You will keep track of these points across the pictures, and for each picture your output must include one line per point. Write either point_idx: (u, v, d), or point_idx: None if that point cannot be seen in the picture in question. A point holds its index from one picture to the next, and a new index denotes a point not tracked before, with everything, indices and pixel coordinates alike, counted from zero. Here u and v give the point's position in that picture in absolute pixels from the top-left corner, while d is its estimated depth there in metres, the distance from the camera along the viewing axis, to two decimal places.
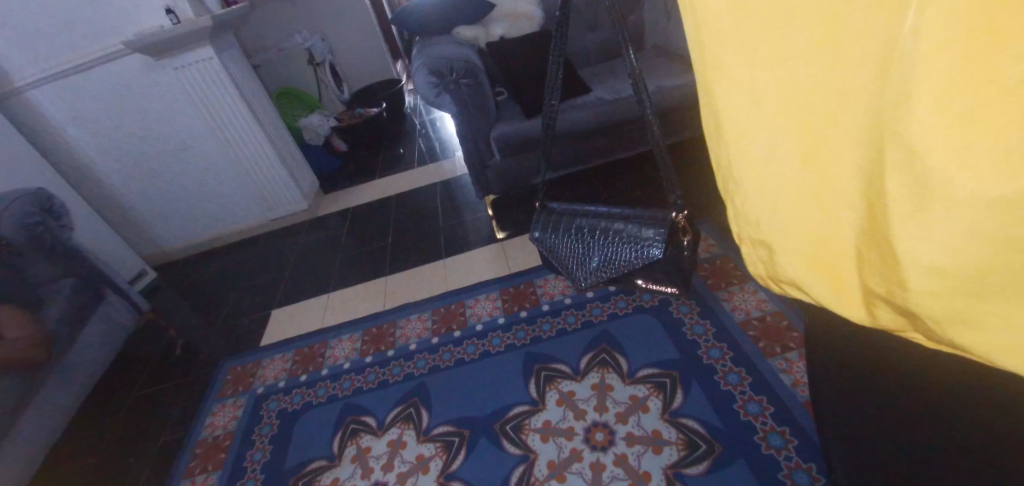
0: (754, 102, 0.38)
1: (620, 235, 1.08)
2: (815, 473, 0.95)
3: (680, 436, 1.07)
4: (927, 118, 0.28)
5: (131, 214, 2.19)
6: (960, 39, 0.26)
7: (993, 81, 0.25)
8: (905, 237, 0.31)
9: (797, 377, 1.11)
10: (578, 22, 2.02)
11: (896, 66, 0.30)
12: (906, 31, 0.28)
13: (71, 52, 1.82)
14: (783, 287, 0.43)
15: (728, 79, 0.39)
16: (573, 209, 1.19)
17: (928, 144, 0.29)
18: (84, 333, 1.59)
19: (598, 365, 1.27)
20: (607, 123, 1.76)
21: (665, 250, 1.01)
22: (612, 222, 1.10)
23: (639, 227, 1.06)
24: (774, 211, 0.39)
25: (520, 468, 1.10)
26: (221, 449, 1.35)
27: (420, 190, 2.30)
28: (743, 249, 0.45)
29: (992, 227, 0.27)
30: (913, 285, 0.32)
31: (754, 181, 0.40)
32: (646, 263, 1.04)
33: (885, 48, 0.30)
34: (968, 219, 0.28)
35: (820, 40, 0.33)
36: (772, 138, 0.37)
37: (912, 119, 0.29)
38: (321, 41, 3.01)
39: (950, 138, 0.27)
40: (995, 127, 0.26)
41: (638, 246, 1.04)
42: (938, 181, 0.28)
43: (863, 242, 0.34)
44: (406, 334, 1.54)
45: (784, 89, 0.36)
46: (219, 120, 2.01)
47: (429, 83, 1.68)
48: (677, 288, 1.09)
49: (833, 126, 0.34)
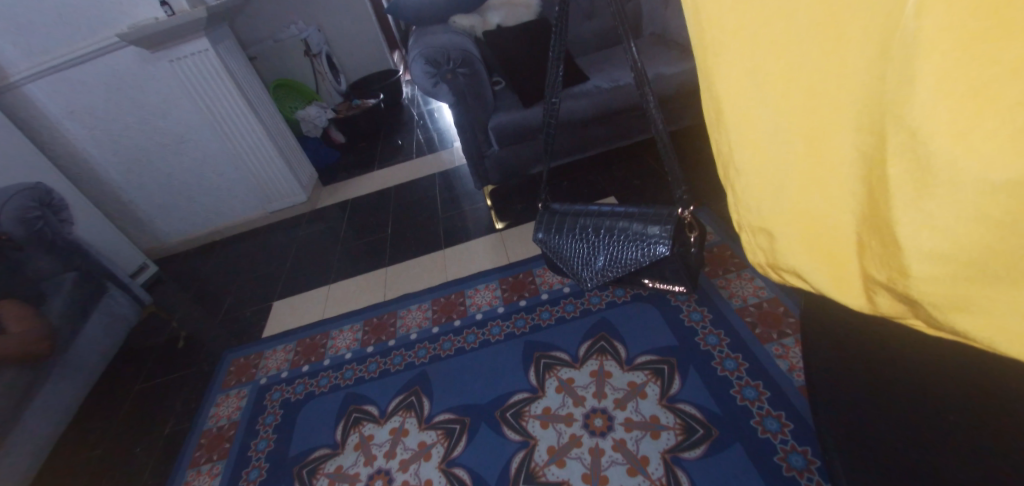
0: (754, 87, 0.37)
1: (626, 233, 1.09)
2: (810, 456, 0.97)
3: (678, 421, 1.10)
4: (931, 104, 0.28)
5: (129, 208, 2.19)
6: (966, 21, 0.26)
7: (998, 63, 0.25)
8: (907, 223, 0.31)
9: (793, 362, 1.14)
10: (575, 10, 2.01)
11: (898, 50, 0.29)
12: (908, 15, 0.28)
13: (65, 45, 1.80)
14: (782, 275, 0.43)
15: (726, 62, 0.39)
16: (575, 209, 1.21)
17: (931, 129, 0.29)
18: (86, 327, 1.60)
19: (597, 352, 1.29)
20: (605, 112, 1.76)
21: (672, 248, 1.02)
22: (617, 221, 1.12)
23: (645, 225, 1.06)
24: (775, 199, 0.39)
25: (520, 454, 1.12)
26: (226, 438, 1.38)
27: (419, 181, 2.31)
28: (743, 236, 0.45)
29: (995, 213, 0.27)
30: (915, 272, 0.32)
31: (753, 168, 0.40)
32: (652, 261, 1.05)
33: (888, 30, 0.30)
34: (973, 204, 0.28)
35: (821, 23, 0.33)
36: (773, 123, 0.37)
37: (915, 104, 0.29)
38: (316, 30, 2.98)
39: (953, 123, 0.28)
40: (998, 112, 0.26)
41: (644, 245, 1.05)
42: (940, 166, 0.29)
43: (865, 228, 0.35)
44: (407, 324, 1.56)
45: (784, 75, 0.35)
46: (216, 112, 2.00)
47: (427, 73, 1.67)
48: (685, 287, 1.12)
49: (835, 111, 0.34)
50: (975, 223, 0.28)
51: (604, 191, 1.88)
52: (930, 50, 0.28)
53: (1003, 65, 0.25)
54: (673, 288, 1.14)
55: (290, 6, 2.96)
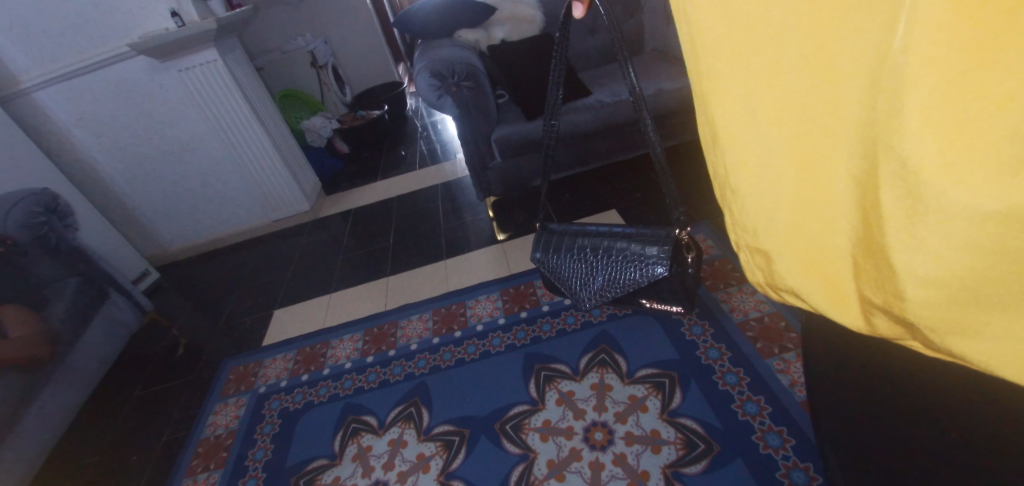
0: (751, 114, 0.38)
1: (623, 254, 1.09)
2: (812, 472, 0.97)
3: (679, 436, 1.09)
4: (918, 134, 0.29)
5: (133, 215, 2.20)
6: (948, 58, 0.27)
7: (982, 97, 0.26)
8: (902, 249, 0.32)
9: (794, 376, 1.14)
10: (578, 26, 2.04)
11: (886, 82, 0.31)
12: (894, 50, 0.29)
13: (76, 54, 1.83)
14: (781, 294, 0.43)
15: (723, 89, 0.40)
16: (573, 229, 1.21)
17: (919, 160, 0.29)
18: (87, 332, 1.60)
19: (597, 365, 1.29)
20: (607, 125, 1.78)
21: (669, 268, 1.03)
22: (615, 241, 1.12)
23: (642, 245, 1.07)
24: (772, 221, 0.40)
25: (520, 467, 1.11)
26: (222, 447, 1.37)
27: (422, 191, 2.33)
28: (742, 256, 0.46)
29: (983, 240, 0.28)
30: (909, 296, 0.32)
31: (750, 191, 0.40)
32: (651, 281, 1.05)
33: (877, 61, 0.31)
34: (962, 231, 0.28)
35: (813, 54, 0.33)
36: (769, 148, 0.38)
37: (904, 136, 0.30)
38: (323, 43, 3.03)
39: (941, 154, 0.28)
40: (984, 143, 0.27)
41: (643, 265, 1.05)
42: (929, 195, 0.29)
43: (860, 251, 0.35)
44: (407, 334, 1.56)
45: (779, 102, 0.36)
46: (222, 121, 2.02)
47: (431, 86, 1.70)
48: (683, 307, 1.13)
49: (828, 138, 0.35)
50: (966, 250, 0.29)
51: (606, 204, 1.89)
52: (917, 85, 0.29)
53: (988, 98, 0.26)
54: (671, 308, 1.14)
55: (297, 19, 3.00)
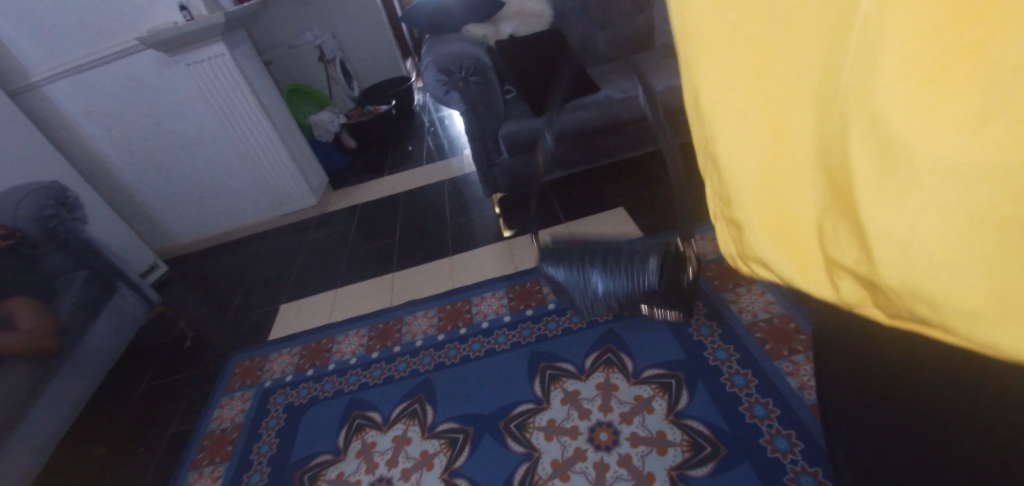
0: (717, 38, 0.31)
1: (625, 269, 1.17)
2: (821, 477, 0.95)
3: (685, 437, 1.07)
4: (902, 50, 0.22)
5: (143, 208, 2.22)
6: None
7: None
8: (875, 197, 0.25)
9: (803, 379, 1.11)
10: (588, 21, 2.02)
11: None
12: None
13: (86, 48, 1.84)
14: (751, 267, 0.36)
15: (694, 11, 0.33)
16: (573, 246, 1.24)
17: (901, 78, 0.23)
18: (96, 324, 1.62)
19: (603, 364, 1.28)
20: (616, 122, 1.76)
21: (665, 281, 1.15)
22: (617, 258, 1.18)
23: (642, 260, 1.16)
24: (739, 194, 0.33)
25: (524, 466, 1.10)
26: (228, 441, 1.37)
27: (429, 187, 2.32)
28: (715, 223, 0.39)
29: (986, 177, 0.21)
30: (879, 258, 0.26)
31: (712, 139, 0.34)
32: (650, 292, 1.16)
33: None
34: (954, 167, 0.22)
35: None
36: (730, 85, 0.31)
37: (885, 49, 0.23)
38: (332, 38, 3.03)
39: (926, 70, 0.22)
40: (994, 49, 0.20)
41: (642, 278, 1.15)
42: (907, 124, 0.23)
43: (829, 210, 0.28)
44: (412, 330, 1.55)
45: (750, 25, 0.30)
46: (229, 116, 2.02)
47: (438, 81, 1.68)
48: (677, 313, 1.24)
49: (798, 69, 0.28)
50: (956, 187, 0.22)
51: (614, 202, 1.87)
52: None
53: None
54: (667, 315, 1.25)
55: (306, 14, 3.01)
